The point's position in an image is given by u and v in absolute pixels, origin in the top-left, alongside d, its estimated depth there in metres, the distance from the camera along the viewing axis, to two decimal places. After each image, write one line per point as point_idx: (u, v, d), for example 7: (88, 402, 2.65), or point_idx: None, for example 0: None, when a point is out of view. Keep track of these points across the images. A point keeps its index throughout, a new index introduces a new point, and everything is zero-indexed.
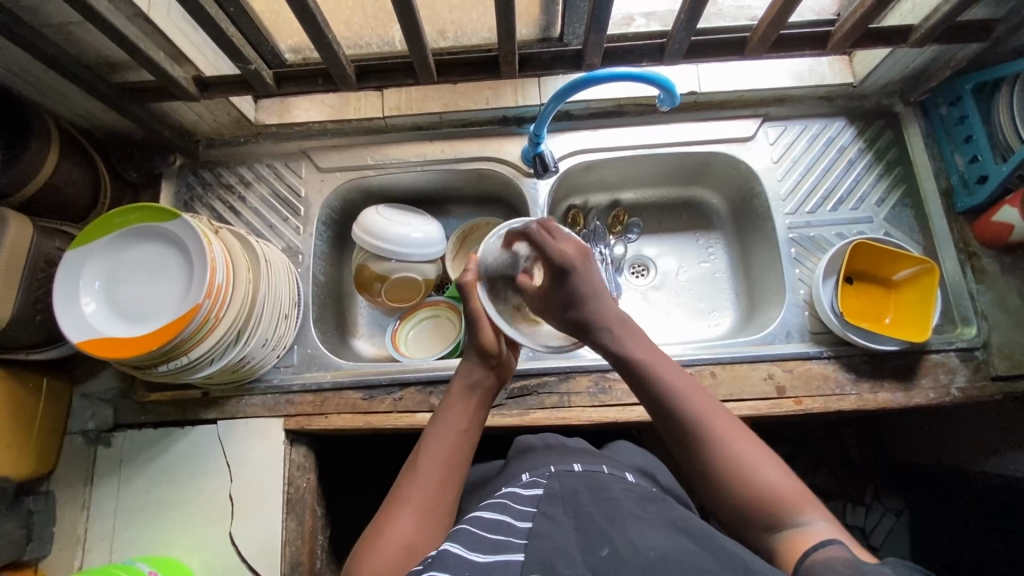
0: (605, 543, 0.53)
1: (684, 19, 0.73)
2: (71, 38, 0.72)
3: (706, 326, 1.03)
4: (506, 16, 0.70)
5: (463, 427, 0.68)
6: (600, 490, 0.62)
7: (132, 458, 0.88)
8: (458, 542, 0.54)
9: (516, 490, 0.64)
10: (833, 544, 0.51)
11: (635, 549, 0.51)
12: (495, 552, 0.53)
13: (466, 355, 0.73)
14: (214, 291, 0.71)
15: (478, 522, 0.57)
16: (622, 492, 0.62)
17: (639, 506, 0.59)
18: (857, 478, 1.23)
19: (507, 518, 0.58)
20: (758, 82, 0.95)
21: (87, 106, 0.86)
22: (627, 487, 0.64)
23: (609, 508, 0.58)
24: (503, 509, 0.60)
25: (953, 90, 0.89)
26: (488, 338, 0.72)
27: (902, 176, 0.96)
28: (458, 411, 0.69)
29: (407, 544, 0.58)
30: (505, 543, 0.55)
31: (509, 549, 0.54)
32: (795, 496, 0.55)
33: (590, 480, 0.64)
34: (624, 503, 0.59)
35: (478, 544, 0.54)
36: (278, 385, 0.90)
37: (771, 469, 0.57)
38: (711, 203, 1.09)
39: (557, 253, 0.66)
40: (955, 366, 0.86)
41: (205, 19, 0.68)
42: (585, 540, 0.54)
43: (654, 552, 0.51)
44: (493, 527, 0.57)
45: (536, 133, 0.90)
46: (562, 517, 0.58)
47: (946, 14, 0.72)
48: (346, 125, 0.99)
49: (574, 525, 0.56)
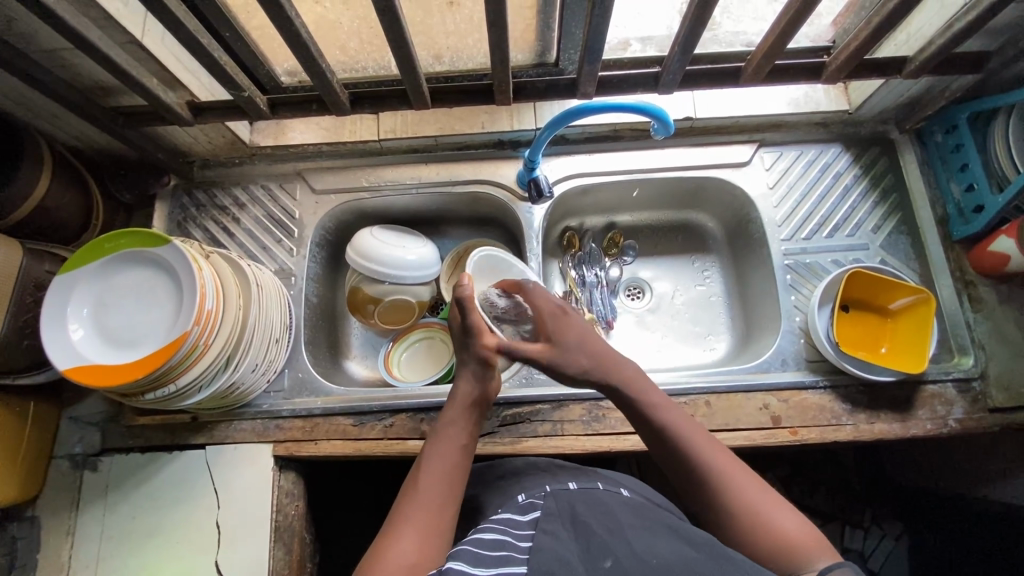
0: (607, 555, 0.51)
1: (679, 51, 0.73)
2: (64, 63, 0.72)
3: (701, 350, 1.02)
4: (500, 45, 0.70)
5: (462, 442, 0.67)
6: (597, 504, 0.61)
7: (119, 483, 0.87)
8: (459, 562, 0.51)
9: (512, 514, 0.61)
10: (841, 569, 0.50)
11: (637, 558, 0.50)
12: (498, 566, 0.50)
13: (465, 367, 0.71)
14: (203, 317, 0.70)
15: (477, 542, 0.54)
16: (619, 505, 0.61)
17: (637, 517, 0.58)
18: (855, 501, 1.22)
19: (509, 537, 0.55)
20: (753, 108, 0.95)
21: (81, 129, 0.86)
22: (623, 500, 0.63)
23: (607, 520, 0.57)
24: (501, 531, 0.57)
25: (947, 119, 0.89)
26: (488, 355, 0.70)
27: (898, 203, 0.95)
28: (454, 428, 0.68)
29: (409, 563, 0.54)
30: (509, 557, 0.51)
31: (511, 561, 0.50)
32: (811, 540, 0.55)
33: (587, 496, 0.63)
34: (622, 515, 0.58)
35: (481, 561, 0.50)
36: (268, 410, 0.89)
37: (788, 514, 0.57)
38: (707, 226, 1.09)
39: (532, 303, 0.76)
40: (953, 397, 0.85)
41: (199, 48, 0.67)
42: (587, 552, 0.52)
43: (658, 560, 0.50)
44: (494, 545, 0.53)
45: (530, 158, 0.90)
46: (562, 532, 0.55)
47: (940, 47, 0.72)
48: (341, 148, 0.99)
49: (574, 537, 0.54)
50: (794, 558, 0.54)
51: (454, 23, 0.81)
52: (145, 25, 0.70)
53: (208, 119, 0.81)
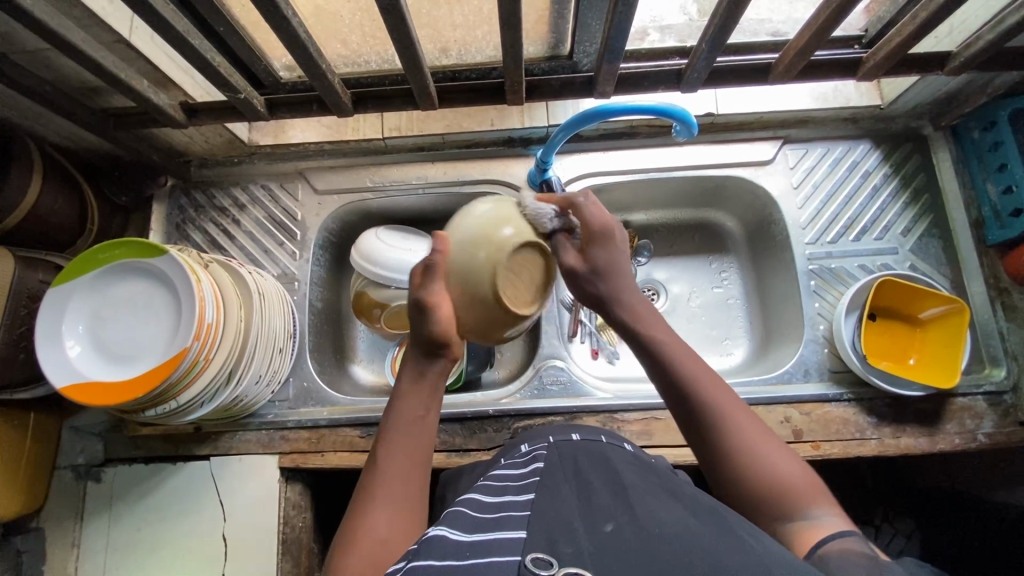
0: (608, 519, 0.46)
1: (707, 47, 0.68)
2: (49, 63, 0.68)
3: (718, 356, 0.99)
4: (513, 44, 0.65)
5: (424, 413, 0.59)
6: (599, 461, 0.56)
7: (124, 494, 0.86)
8: (449, 529, 0.47)
9: (513, 469, 0.59)
10: (844, 540, 0.47)
11: (638, 524, 0.45)
12: (494, 529, 0.47)
13: (416, 343, 0.59)
14: (203, 331, 0.67)
15: (475, 508, 0.51)
16: (623, 462, 0.56)
17: (642, 475, 0.53)
18: (866, 499, 1.17)
19: (508, 497, 0.52)
20: (779, 103, 0.89)
21: (72, 130, 0.82)
22: (629, 457, 0.58)
23: (609, 479, 0.52)
24: (500, 491, 0.54)
25: (988, 114, 0.83)
26: (448, 330, 0.57)
27: (930, 205, 0.91)
28: (415, 396, 0.59)
29: (382, 539, 0.51)
30: (507, 518, 0.48)
31: (508, 523, 0.47)
32: (810, 490, 0.52)
33: (588, 450, 0.58)
34: (625, 474, 0.53)
35: (478, 527, 0.47)
36: (273, 421, 0.87)
37: (787, 461, 0.54)
38: (726, 225, 1.04)
39: (594, 222, 0.57)
40: (982, 410, 0.82)
41: (189, 50, 0.62)
42: (587, 510, 0.47)
43: (660, 528, 0.44)
44: (493, 508, 0.50)
45: (543, 159, 0.85)
46: (564, 489, 0.51)
47: (991, 42, 0.67)
48: (344, 147, 0.95)
49: (575, 494, 0.50)
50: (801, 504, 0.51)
51: (462, 15, 0.75)
52: (132, 22, 0.66)
53: (203, 120, 0.77)
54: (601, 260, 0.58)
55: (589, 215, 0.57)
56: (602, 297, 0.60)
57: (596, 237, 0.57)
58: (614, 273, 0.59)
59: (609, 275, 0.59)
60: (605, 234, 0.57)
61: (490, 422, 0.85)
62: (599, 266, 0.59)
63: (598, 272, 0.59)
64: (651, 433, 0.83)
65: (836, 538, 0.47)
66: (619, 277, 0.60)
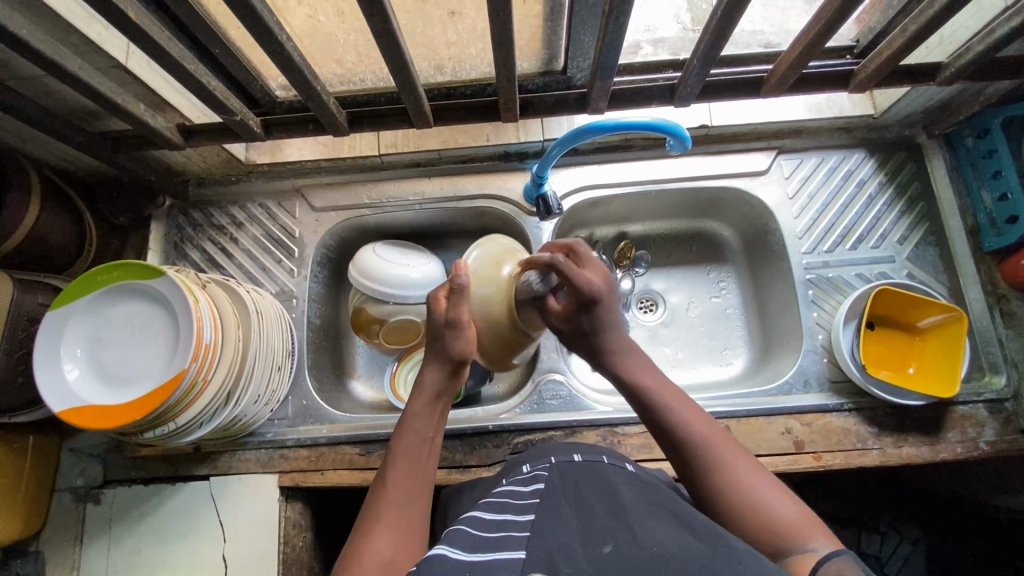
0: (607, 540, 0.46)
1: (698, 64, 0.68)
2: (46, 89, 0.68)
3: (717, 366, 0.99)
4: (506, 63, 0.65)
5: (430, 436, 0.62)
6: (600, 482, 0.56)
7: (123, 517, 0.85)
8: (451, 548, 0.47)
9: (515, 488, 0.59)
10: (840, 562, 0.47)
11: (637, 543, 0.44)
12: (495, 549, 0.47)
13: (435, 359, 0.64)
14: (200, 353, 0.67)
15: (476, 526, 0.51)
16: (624, 484, 0.56)
17: (642, 497, 0.53)
18: (871, 504, 1.15)
19: (509, 515, 0.52)
20: (772, 115, 0.90)
21: (71, 153, 0.82)
22: (631, 479, 0.57)
23: (609, 500, 0.52)
24: (501, 509, 0.54)
25: (981, 122, 0.84)
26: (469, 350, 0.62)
27: (925, 213, 0.91)
28: (421, 418, 0.62)
29: (385, 560, 0.51)
30: (507, 538, 0.48)
31: (509, 543, 0.47)
32: (806, 524, 0.51)
33: (590, 471, 0.58)
34: (625, 496, 0.53)
35: (478, 546, 0.47)
36: (272, 440, 0.87)
37: (783, 498, 0.53)
38: (723, 235, 1.04)
39: (586, 283, 0.62)
40: (984, 418, 0.82)
41: (185, 75, 0.62)
42: (587, 532, 0.47)
43: (659, 546, 0.44)
44: (494, 526, 0.51)
45: (540, 174, 0.86)
46: (564, 510, 0.51)
47: (980, 53, 0.67)
48: (340, 163, 0.96)
49: (575, 515, 0.50)
50: (799, 541, 0.50)
51: (456, 33, 0.76)
52: (129, 48, 0.67)
53: (199, 142, 0.78)
54: (595, 317, 0.64)
55: (578, 274, 0.62)
56: (592, 344, 0.66)
57: (590, 297, 0.63)
58: (605, 317, 0.65)
59: (600, 329, 0.65)
60: (596, 295, 0.63)
61: (489, 438, 0.85)
62: (586, 324, 0.65)
63: (591, 329, 0.65)
64: (652, 446, 0.82)
65: (828, 559, 0.47)
66: (606, 324, 0.65)
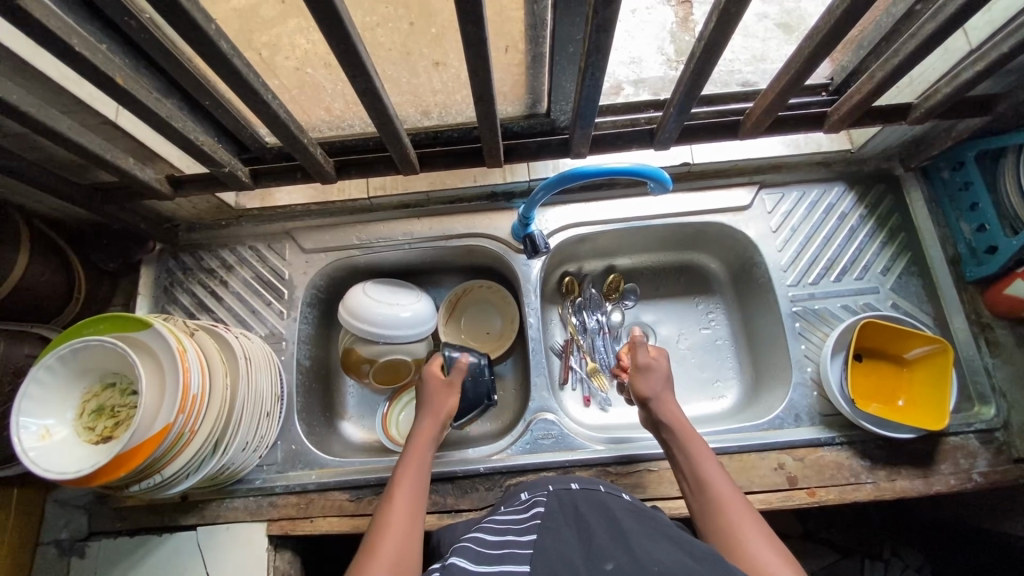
0: (609, 558, 0.46)
1: (675, 111, 0.71)
2: (36, 145, 0.69)
3: (709, 399, 0.99)
4: (488, 114, 0.67)
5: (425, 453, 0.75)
6: (598, 506, 0.57)
7: (107, 572, 0.83)
8: (462, 559, 0.50)
9: (512, 515, 0.59)
10: None
11: (638, 563, 0.45)
12: (498, 562, 0.48)
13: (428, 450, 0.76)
14: (188, 403, 0.66)
15: (480, 543, 0.53)
16: (622, 510, 0.56)
17: (638, 520, 0.54)
18: (873, 531, 1.13)
19: (511, 536, 0.52)
20: (752, 153, 0.93)
21: (60, 203, 0.83)
22: (628, 504, 0.58)
23: (608, 523, 0.52)
24: (502, 531, 0.55)
25: (955, 156, 0.86)
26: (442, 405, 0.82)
27: (907, 243, 0.92)
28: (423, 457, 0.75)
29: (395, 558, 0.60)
30: (508, 554, 0.49)
31: (512, 559, 0.48)
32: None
33: (589, 497, 0.59)
34: (623, 520, 0.53)
35: (483, 559, 0.49)
36: (261, 487, 0.86)
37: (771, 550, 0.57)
38: (709, 267, 1.05)
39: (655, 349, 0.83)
40: (976, 449, 0.82)
41: (172, 132, 0.63)
42: (588, 552, 0.48)
43: (658, 567, 0.44)
44: (496, 545, 0.51)
45: (525, 215, 0.87)
46: (564, 530, 0.52)
47: (947, 95, 0.69)
48: (330, 206, 0.97)
49: (575, 536, 0.51)
50: None
51: (441, 81, 0.78)
52: (118, 105, 0.68)
53: (188, 191, 0.79)
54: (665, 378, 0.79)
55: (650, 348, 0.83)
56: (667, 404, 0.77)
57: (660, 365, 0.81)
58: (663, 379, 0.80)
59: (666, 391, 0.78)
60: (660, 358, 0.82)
61: (481, 480, 0.84)
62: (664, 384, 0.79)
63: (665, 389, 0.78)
64: (645, 486, 0.82)
65: None
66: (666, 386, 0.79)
